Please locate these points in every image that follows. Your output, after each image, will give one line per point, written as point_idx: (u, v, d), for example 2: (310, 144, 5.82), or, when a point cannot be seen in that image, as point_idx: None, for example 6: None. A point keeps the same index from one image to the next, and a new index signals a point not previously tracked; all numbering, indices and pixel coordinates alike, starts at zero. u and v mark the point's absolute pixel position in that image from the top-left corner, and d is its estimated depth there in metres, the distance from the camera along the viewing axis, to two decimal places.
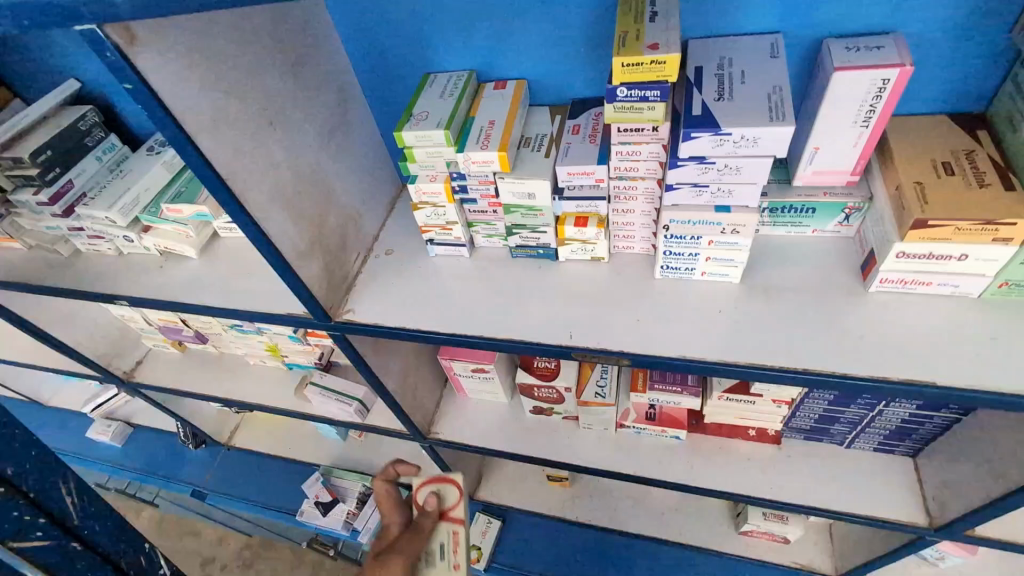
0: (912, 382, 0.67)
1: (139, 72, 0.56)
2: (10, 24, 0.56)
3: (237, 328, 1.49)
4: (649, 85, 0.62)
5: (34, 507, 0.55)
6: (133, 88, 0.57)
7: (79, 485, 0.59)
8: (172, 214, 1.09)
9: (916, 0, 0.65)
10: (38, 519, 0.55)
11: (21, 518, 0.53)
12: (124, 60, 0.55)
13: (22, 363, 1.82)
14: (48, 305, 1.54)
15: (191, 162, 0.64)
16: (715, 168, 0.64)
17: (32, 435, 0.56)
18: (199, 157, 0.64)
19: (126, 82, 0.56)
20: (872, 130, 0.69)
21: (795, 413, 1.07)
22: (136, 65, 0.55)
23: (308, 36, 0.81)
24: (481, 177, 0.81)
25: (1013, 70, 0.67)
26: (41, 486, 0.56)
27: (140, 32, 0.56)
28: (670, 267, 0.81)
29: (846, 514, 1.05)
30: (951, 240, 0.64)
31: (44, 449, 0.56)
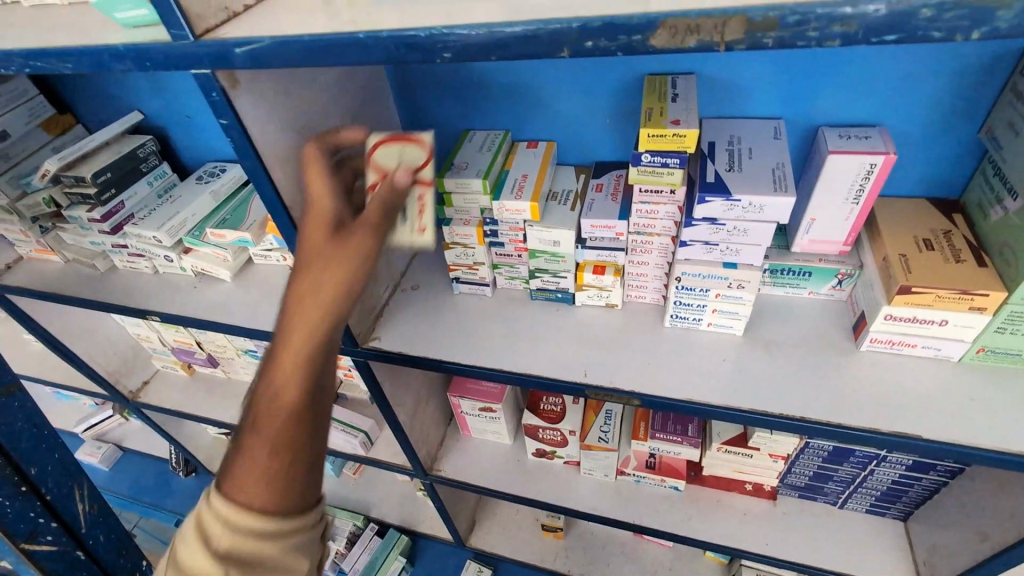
0: (901, 435, 0.73)
1: (236, 110, 0.65)
2: (131, 65, 0.65)
3: (251, 353, 1.53)
4: (671, 154, 0.71)
5: None
6: (228, 124, 0.66)
7: None
8: (215, 239, 1.16)
9: (897, 101, 0.76)
10: None
11: None
12: (226, 100, 0.64)
13: (27, 376, 1.83)
14: (68, 319, 1.59)
15: (263, 189, 0.72)
16: (725, 229, 0.73)
17: None
18: (270, 185, 0.72)
19: (222, 118, 0.65)
20: (861, 207, 0.78)
21: (791, 468, 1.11)
22: (234, 105, 0.65)
23: (367, 91, 0.92)
24: (511, 223, 0.89)
25: (982, 164, 0.77)
26: None
27: (241, 79, 0.65)
28: (679, 317, 0.88)
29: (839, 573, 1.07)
30: (932, 306, 0.72)
31: None
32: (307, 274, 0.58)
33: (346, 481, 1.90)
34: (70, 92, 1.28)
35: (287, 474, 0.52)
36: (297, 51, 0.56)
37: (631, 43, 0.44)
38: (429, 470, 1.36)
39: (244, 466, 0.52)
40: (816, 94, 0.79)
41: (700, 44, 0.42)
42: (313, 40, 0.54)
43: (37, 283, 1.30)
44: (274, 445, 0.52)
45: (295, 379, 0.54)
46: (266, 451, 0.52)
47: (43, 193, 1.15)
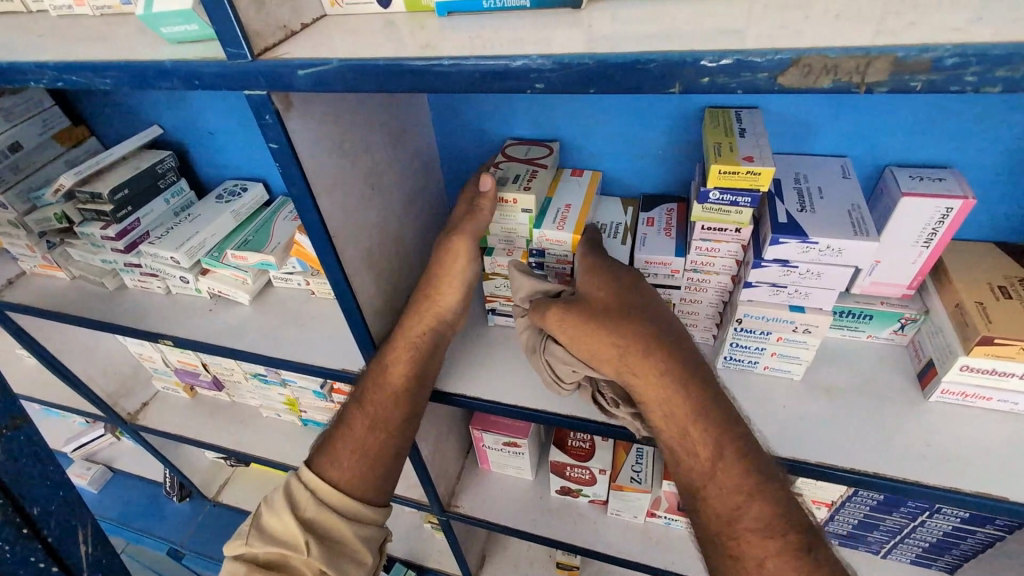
0: (985, 495, 0.68)
1: (287, 134, 0.61)
2: (178, 83, 0.61)
3: (259, 377, 1.46)
4: (742, 192, 0.68)
5: None
6: (278, 148, 0.62)
7: None
8: (235, 260, 1.11)
9: (970, 143, 0.73)
10: None
11: None
12: (279, 123, 0.60)
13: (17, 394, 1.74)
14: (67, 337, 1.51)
15: (308, 216, 0.68)
16: (797, 271, 0.69)
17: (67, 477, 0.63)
18: (316, 212, 0.68)
19: (272, 141, 0.62)
20: (932, 251, 0.74)
21: (834, 516, 1.06)
22: (287, 128, 0.61)
23: (410, 115, 0.88)
24: (559, 256, 0.84)
25: None
26: None
27: (294, 102, 0.62)
28: (733, 359, 0.83)
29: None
30: (1015, 359, 0.68)
31: None
32: (401, 341, 0.85)
33: None
34: (86, 103, 1.23)
35: (368, 474, 0.84)
36: (366, 76, 0.52)
37: (753, 81, 0.41)
38: (446, 507, 1.29)
39: (341, 455, 0.85)
40: (885, 133, 0.76)
41: (836, 84, 0.39)
42: (388, 65, 0.50)
43: (40, 300, 1.23)
44: (362, 451, 0.85)
45: (383, 408, 0.85)
46: (356, 458, 0.85)
47: (55, 208, 1.10)
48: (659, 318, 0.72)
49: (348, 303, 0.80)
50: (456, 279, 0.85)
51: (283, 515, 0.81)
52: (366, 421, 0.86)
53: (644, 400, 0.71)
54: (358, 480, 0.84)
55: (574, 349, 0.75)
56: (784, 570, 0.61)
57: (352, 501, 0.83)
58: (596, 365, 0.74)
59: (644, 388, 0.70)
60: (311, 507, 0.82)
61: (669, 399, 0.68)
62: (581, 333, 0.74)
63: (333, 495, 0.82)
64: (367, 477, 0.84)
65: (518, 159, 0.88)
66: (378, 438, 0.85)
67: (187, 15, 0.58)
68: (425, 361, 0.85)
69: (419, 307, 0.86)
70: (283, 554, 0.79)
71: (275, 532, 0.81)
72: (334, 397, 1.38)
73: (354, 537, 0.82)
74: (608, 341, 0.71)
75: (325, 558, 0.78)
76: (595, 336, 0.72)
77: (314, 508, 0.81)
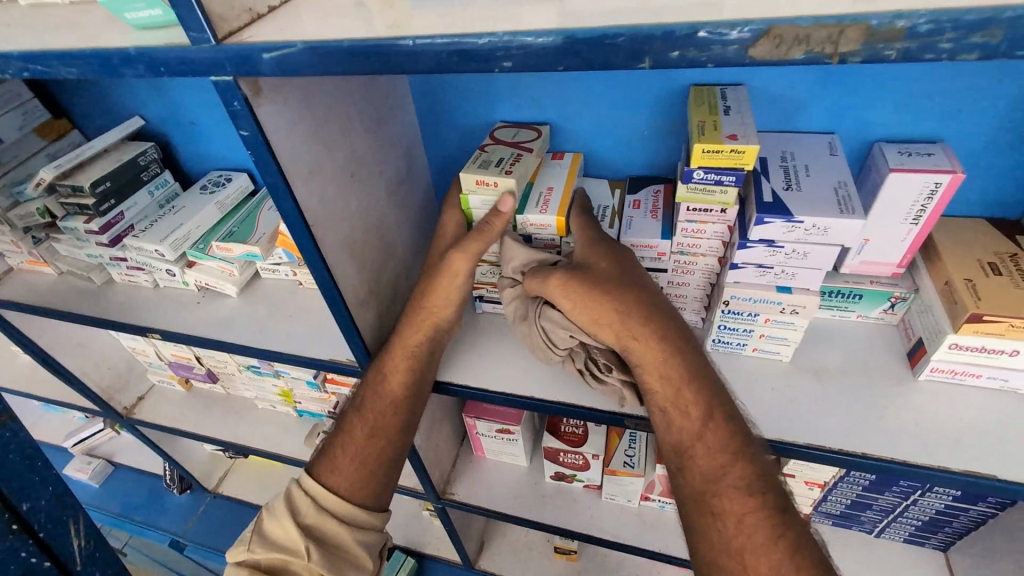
0: (974, 474, 0.67)
1: (257, 120, 0.60)
2: (144, 71, 0.60)
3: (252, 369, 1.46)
4: (727, 171, 0.66)
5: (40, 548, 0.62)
6: (249, 136, 0.61)
7: (83, 530, 0.66)
8: (221, 252, 1.10)
9: (960, 116, 0.72)
10: (42, 561, 0.62)
11: (27, 560, 0.61)
12: (248, 109, 0.58)
13: (14, 391, 1.74)
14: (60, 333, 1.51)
15: (285, 205, 0.67)
16: (783, 252, 0.68)
17: (52, 471, 0.62)
18: (292, 200, 0.67)
19: (242, 129, 0.60)
20: (921, 228, 0.73)
21: (827, 496, 1.06)
22: (256, 114, 0.59)
23: (390, 100, 0.87)
24: (544, 241, 0.83)
25: None
26: (48, 526, 0.63)
27: (264, 87, 0.60)
28: (722, 342, 0.83)
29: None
30: (1004, 336, 0.67)
31: (59, 485, 0.63)
32: (399, 349, 0.85)
33: None
34: (66, 95, 1.21)
35: (368, 479, 0.84)
36: (331, 58, 0.51)
37: (725, 54, 0.40)
38: (441, 494, 1.30)
39: (340, 460, 0.86)
40: (872, 107, 0.74)
41: (808, 55, 0.38)
42: (353, 45, 0.49)
43: (29, 296, 1.23)
44: (362, 458, 0.85)
45: (382, 415, 0.85)
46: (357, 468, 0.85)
47: (37, 203, 1.09)
48: (653, 290, 0.73)
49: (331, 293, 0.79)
50: (453, 291, 0.83)
51: (283, 520, 0.81)
52: (365, 428, 0.86)
53: (641, 366, 0.71)
54: (357, 485, 0.84)
55: (576, 316, 0.75)
56: (761, 524, 0.61)
57: (353, 508, 0.83)
58: (595, 332, 0.74)
59: (641, 353, 0.70)
60: (312, 513, 0.82)
61: (666, 362, 0.69)
62: (585, 301, 0.73)
63: (332, 501, 0.83)
64: (366, 482, 0.84)
65: (504, 142, 0.87)
66: (380, 443, 0.85)
67: None
68: (423, 368, 0.85)
69: (417, 315, 0.85)
70: (284, 559, 0.79)
71: (274, 538, 0.81)
72: (328, 387, 1.38)
73: (355, 542, 0.82)
74: (608, 306, 0.72)
75: (325, 565, 0.78)
76: (596, 300, 0.72)
77: (314, 514, 0.82)
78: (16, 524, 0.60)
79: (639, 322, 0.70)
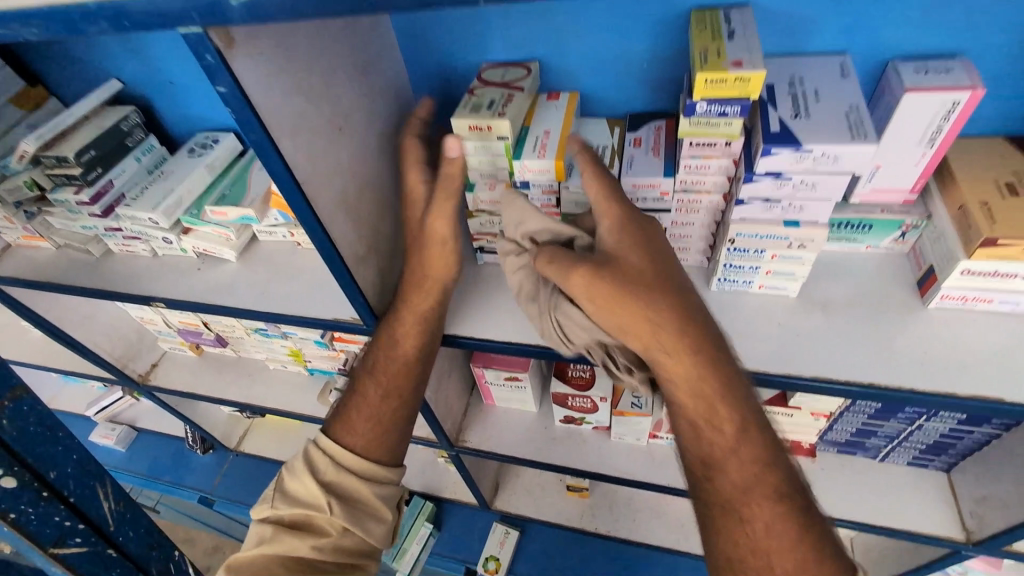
0: (981, 398, 0.68)
1: (233, 74, 0.56)
2: (107, 27, 0.56)
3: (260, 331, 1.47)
4: (731, 101, 0.63)
5: (73, 515, 0.64)
6: (225, 91, 0.57)
7: (114, 493, 0.68)
8: (216, 217, 1.08)
9: (981, 26, 0.67)
10: (77, 527, 0.64)
11: (62, 525, 0.63)
12: (222, 62, 0.55)
13: (31, 365, 1.77)
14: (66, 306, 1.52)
15: (272, 164, 0.64)
16: (791, 183, 0.66)
17: (73, 441, 0.63)
18: (279, 159, 0.64)
19: (220, 85, 0.57)
20: (936, 150, 0.70)
21: (833, 425, 1.08)
22: (231, 68, 0.56)
23: (374, 43, 0.82)
24: (543, 186, 0.81)
25: None
26: (79, 493, 0.64)
27: (237, 37, 0.56)
28: (728, 281, 0.81)
29: (881, 527, 1.06)
30: (1018, 259, 0.65)
31: (82, 454, 0.64)
32: (407, 313, 0.85)
33: None
34: (37, 60, 1.15)
35: (384, 438, 0.87)
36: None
37: None
38: (455, 442, 1.33)
39: (355, 423, 0.87)
40: (888, 22, 0.69)
41: None
42: None
43: (29, 272, 1.22)
44: (377, 419, 0.87)
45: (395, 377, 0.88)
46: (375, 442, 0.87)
47: (24, 176, 1.06)
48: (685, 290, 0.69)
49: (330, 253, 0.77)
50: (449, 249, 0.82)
51: (305, 479, 0.83)
52: (380, 390, 0.88)
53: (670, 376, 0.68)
54: (373, 443, 0.86)
55: (601, 319, 0.70)
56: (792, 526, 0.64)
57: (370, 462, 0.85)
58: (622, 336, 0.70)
59: (673, 367, 0.67)
60: (330, 470, 0.84)
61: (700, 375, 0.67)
62: (612, 301, 0.68)
63: (348, 458, 0.84)
64: (382, 439, 0.87)
65: (494, 83, 0.82)
66: (398, 416, 0.87)
67: None
68: (432, 333, 0.86)
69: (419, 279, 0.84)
70: (306, 514, 0.82)
71: (298, 493, 0.84)
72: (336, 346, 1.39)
73: (373, 495, 0.84)
74: (640, 311, 0.67)
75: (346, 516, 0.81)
76: (627, 304, 0.67)
77: (333, 471, 0.84)
78: (46, 493, 0.61)
79: (676, 332, 0.67)
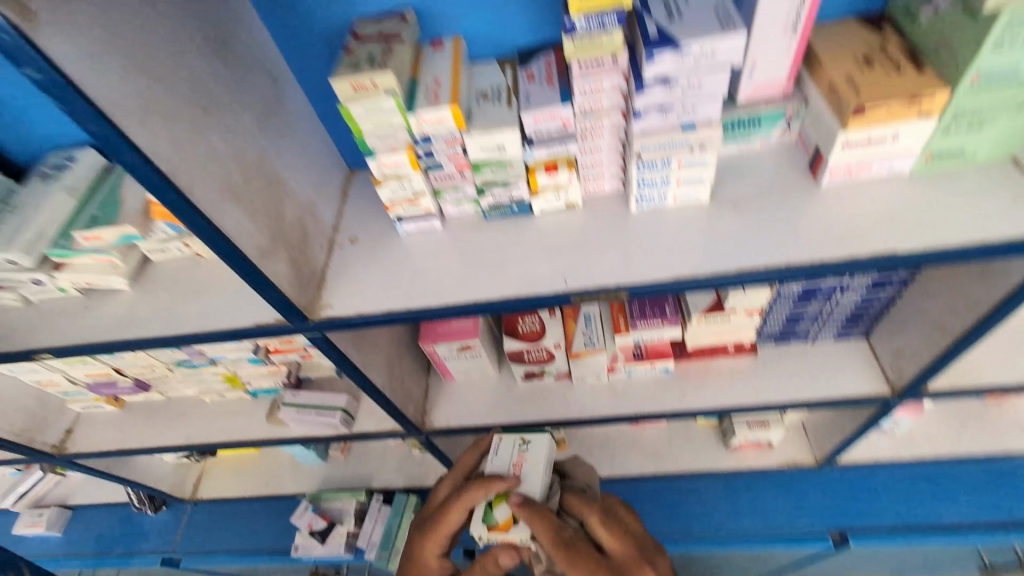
0: (872, 256, 0.75)
1: (45, 55, 0.50)
2: None
3: (130, 242, 0.97)
4: (608, 12, 0.68)
5: None
6: (41, 77, 0.50)
7: None
8: (91, 243, 0.96)
9: None
10: None
11: None
12: (24, 41, 0.48)
13: None
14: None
15: (124, 159, 0.58)
16: (678, 87, 0.70)
17: None
18: (133, 151, 0.58)
19: (29, 70, 0.50)
20: (800, 37, 0.75)
21: (766, 319, 1.17)
22: (40, 48, 0.49)
23: (269, 47, 0.86)
24: (447, 138, 0.80)
25: None
26: None
27: (35, 7, 0.49)
28: (644, 199, 0.86)
29: (841, 402, 1.16)
30: (887, 122, 0.72)
31: None
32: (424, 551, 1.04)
33: (337, 462, 1.81)
34: None
35: None
36: None
37: None
38: (422, 426, 1.28)
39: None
40: None
41: None
42: None
43: None
44: None
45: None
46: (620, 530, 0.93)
47: None
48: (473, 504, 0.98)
49: (221, 245, 0.70)
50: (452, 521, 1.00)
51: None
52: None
53: None
54: None
55: None
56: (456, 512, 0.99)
57: None
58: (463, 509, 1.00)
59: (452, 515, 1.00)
60: None
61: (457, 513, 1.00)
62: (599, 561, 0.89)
63: None
64: None
65: (370, 37, 0.80)
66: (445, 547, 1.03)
67: None
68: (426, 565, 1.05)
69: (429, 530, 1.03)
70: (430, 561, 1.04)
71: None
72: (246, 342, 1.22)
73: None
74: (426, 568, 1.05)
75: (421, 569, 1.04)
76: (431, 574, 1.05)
77: None
78: None
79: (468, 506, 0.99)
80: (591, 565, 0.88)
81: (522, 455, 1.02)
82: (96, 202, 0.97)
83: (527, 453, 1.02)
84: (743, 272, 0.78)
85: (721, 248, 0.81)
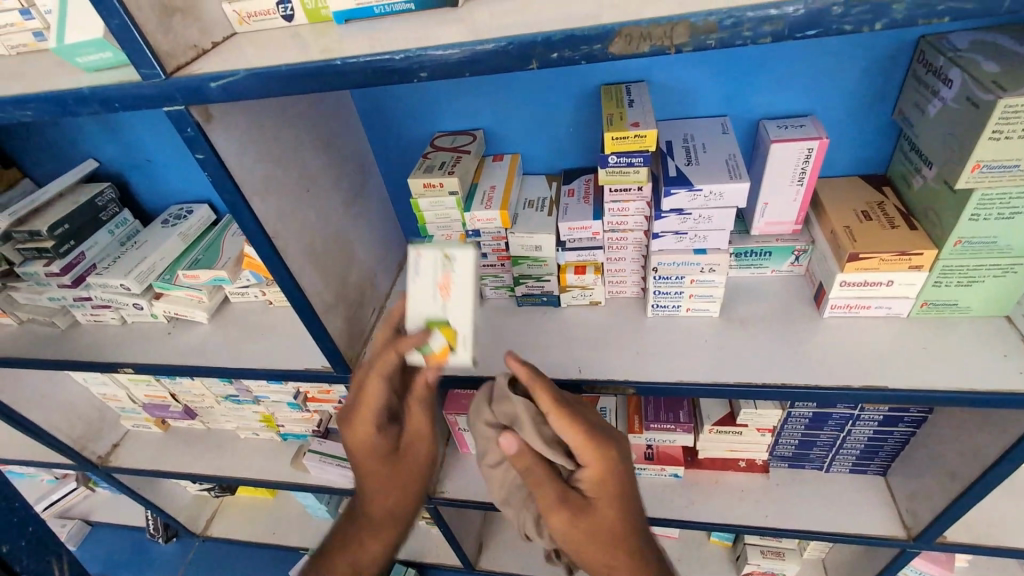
0: (868, 388, 0.80)
1: (211, 144, 0.68)
2: (100, 108, 0.66)
3: (219, 284, 1.15)
4: (635, 154, 0.80)
5: None
6: (204, 158, 0.68)
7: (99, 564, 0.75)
8: (188, 280, 1.14)
9: (823, 105, 0.89)
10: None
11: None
12: (201, 134, 0.66)
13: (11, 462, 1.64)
14: (63, 394, 1.57)
15: (241, 219, 0.75)
16: (692, 218, 0.83)
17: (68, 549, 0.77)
18: (249, 214, 0.74)
19: (199, 155, 0.68)
20: (805, 188, 0.88)
21: (779, 439, 1.19)
22: (209, 139, 0.67)
23: (365, 144, 1.06)
24: (493, 233, 0.94)
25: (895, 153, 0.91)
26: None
27: (213, 112, 0.68)
28: (660, 306, 0.96)
29: (852, 538, 1.14)
30: (879, 269, 0.82)
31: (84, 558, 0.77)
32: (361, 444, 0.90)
33: None
34: (30, 164, 1.26)
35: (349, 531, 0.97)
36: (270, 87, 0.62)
37: (593, 52, 0.53)
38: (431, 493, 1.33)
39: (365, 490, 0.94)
40: (752, 90, 0.89)
41: (654, 48, 0.52)
42: (321, 64, 0.59)
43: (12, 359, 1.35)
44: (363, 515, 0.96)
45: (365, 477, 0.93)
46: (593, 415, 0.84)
47: None
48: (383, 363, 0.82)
49: (295, 297, 0.84)
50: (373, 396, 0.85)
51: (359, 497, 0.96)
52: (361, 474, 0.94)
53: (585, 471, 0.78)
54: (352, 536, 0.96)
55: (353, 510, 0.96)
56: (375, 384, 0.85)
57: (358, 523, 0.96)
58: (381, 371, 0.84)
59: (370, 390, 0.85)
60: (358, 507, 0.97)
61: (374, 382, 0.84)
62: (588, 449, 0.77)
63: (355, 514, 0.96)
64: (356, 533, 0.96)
65: (445, 148, 0.98)
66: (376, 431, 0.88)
67: (100, 43, 0.63)
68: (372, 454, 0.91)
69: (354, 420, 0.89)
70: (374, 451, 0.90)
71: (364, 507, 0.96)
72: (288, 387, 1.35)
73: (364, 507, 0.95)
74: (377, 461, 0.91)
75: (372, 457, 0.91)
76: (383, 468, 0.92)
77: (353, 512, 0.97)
78: None
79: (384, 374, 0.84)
80: (585, 423, 0.77)
81: (449, 275, 0.74)
82: (201, 248, 1.17)
83: (453, 271, 0.74)
84: (745, 384, 0.85)
85: (727, 360, 0.89)
